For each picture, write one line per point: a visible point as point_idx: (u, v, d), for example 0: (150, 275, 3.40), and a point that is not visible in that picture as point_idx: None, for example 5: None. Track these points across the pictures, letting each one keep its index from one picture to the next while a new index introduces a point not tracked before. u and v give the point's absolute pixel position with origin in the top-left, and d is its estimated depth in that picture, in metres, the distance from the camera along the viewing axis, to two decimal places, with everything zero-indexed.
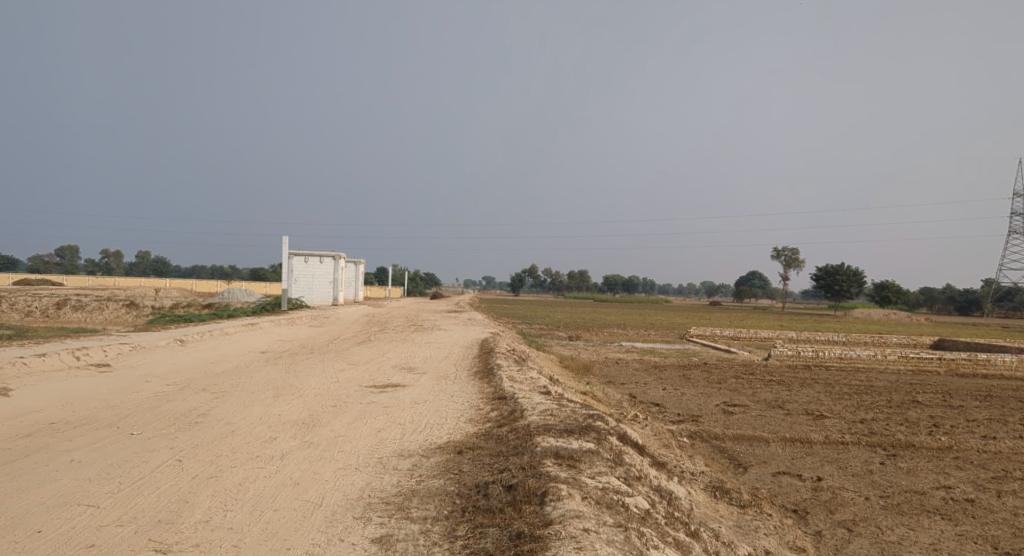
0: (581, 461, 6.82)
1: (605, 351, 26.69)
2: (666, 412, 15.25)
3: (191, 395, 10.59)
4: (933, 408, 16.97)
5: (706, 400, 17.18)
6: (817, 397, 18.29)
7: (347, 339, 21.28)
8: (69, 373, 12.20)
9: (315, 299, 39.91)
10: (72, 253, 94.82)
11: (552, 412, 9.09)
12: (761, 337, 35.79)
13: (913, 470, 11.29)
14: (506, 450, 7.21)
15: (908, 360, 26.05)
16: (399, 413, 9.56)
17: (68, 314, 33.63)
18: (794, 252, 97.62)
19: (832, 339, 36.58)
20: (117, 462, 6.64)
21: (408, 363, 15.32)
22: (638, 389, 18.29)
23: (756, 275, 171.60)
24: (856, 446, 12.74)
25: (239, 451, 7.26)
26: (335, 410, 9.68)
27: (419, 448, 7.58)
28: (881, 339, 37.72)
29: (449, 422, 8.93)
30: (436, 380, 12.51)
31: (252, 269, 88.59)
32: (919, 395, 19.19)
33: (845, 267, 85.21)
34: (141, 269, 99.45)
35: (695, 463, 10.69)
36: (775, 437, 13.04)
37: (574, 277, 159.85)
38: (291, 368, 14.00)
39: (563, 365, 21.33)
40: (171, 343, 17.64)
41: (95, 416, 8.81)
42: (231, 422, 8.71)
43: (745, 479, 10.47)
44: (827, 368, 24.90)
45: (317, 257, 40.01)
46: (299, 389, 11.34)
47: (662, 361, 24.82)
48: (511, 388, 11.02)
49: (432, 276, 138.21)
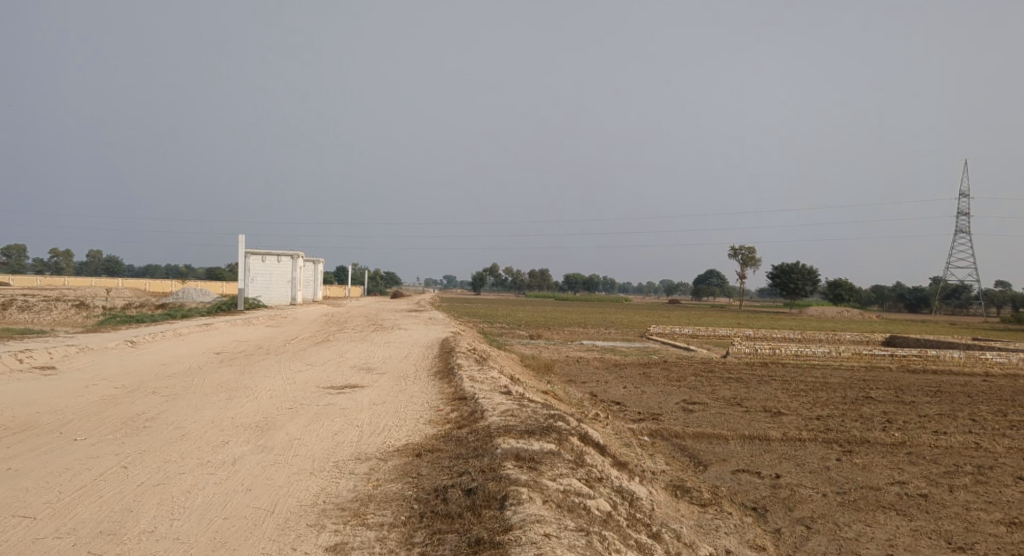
0: (542, 463, 6.72)
1: (566, 350, 26.72)
2: (627, 410, 15.27)
3: (139, 398, 10.25)
4: (886, 404, 17.30)
5: (666, 398, 17.24)
6: (774, 394, 18.49)
7: (304, 339, 20.92)
8: (11, 376, 11.72)
9: (273, 298, 39.26)
10: (19, 251, 91.85)
11: (513, 413, 8.99)
12: (719, 335, 36.10)
13: (869, 466, 11.45)
14: (465, 452, 7.08)
15: (861, 357, 26.57)
16: (357, 415, 9.36)
17: (13, 314, 32.51)
18: (751, 251, 99.15)
19: (788, 336, 37.17)
20: (57, 470, 6.34)
21: (367, 363, 15.09)
22: (599, 388, 18.30)
23: (714, 274, 174.03)
24: (813, 442, 12.90)
25: (189, 456, 7.00)
26: (291, 412, 9.43)
27: (377, 451, 7.41)
28: (836, 337, 38.38)
29: (409, 424, 8.76)
30: (395, 381, 12.32)
31: (208, 269, 86.95)
32: (872, 391, 19.55)
33: (800, 266, 86.87)
34: (92, 269, 96.99)
35: (656, 462, 10.69)
36: (734, 435, 13.13)
37: (535, 275, 160.09)
38: (246, 369, 13.66)
39: (524, 364, 21.28)
40: (121, 344, 17.13)
41: (37, 422, 8.45)
42: (181, 426, 8.42)
43: (706, 477, 10.51)
44: (783, 365, 25.27)
45: (275, 255, 39.32)
46: (254, 391, 11.04)
47: (623, 359, 24.94)
48: (472, 388, 10.88)
49: (393, 276, 137.33)
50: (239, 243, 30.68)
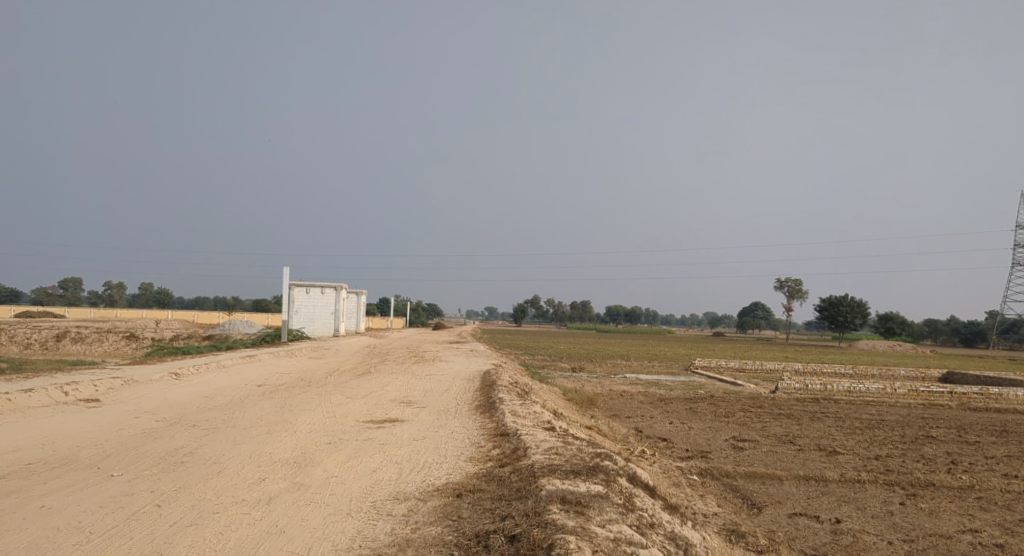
0: (590, 507, 6.33)
1: (609, 383, 26.15)
2: (674, 447, 14.77)
3: (180, 432, 10.16)
4: (949, 444, 16.43)
5: (714, 434, 16.64)
6: (828, 432, 17.72)
7: (346, 371, 20.83)
8: (56, 409, 11.78)
9: (316, 330, 39.51)
10: (75, 284, 94.30)
11: (557, 451, 8.62)
12: (766, 369, 35.11)
13: (936, 511, 10.74)
14: (508, 494, 6.74)
15: (918, 394, 25.49)
16: (396, 450, 9.10)
17: (67, 346, 33.29)
18: (797, 283, 97.09)
19: (840, 371, 35.95)
20: (90, 508, 6.18)
21: (407, 397, 14.86)
22: (644, 423, 17.77)
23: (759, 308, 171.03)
24: (874, 484, 12.19)
25: (224, 495, 6.79)
26: (329, 447, 9.23)
27: (416, 491, 7.11)
28: (889, 372, 37.03)
29: (449, 461, 8.47)
30: (436, 415, 12.05)
31: (254, 302, 88.60)
32: (933, 430, 18.61)
33: (848, 299, 84.63)
34: (144, 301, 99.62)
35: (707, 504, 10.20)
36: (789, 475, 12.51)
37: (577, 307, 159.21)
38: (287, 402, 13.53)
39: (567, 398, 20.82)
40: (166, 376, 17.22)
41: (76, 456, 8.37)
42: (219, 462, 8.27)
43: (761, 521, 9.96)
44: (836, 401, 24.35)
45: (319, 287, 39.64)
46: (294, 425, 10.86)
47: (668, 393, 24.26)
48: (514, 423, 10.55)
49: (435, 308, 138.32)
50: (285, 275, 30.98)
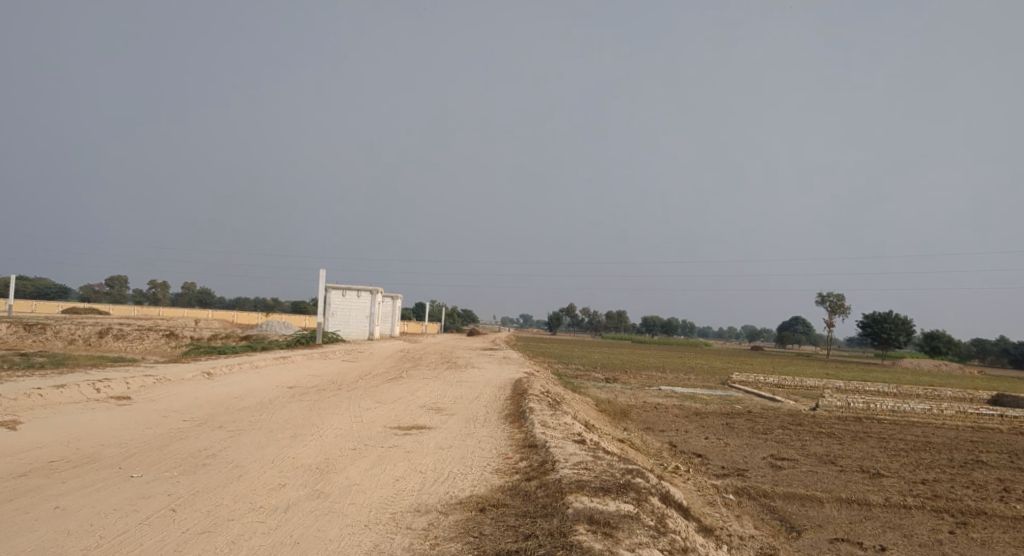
0: (619, 528, 5.99)
1: (643, 395, 25.63)
2: (709, 463, 14.29)
3: (206, 432, 10.06)
4: (1000, 471, 15.63)
5: (751, 452, 16.11)
6: (871, 453, 17.04)
7: (378, 375, 20.67)
8: (86, 405, 11.79)
9: (351, 333, 39.59)
10: (121, 282, 96.23)
11: (587, 466, 8.28)
12: (807, 385, 34.14)
13: (989, 542, 10.13)
14: (532, 510, 6.45)
15: (966, 417, 24.47)
16: (421, 459, 8.86)
17: (109, 343, 33.89)
18: (840, 298, 94.79)
19: (883, 390, 34.82)
20: (103, 511, 6.04)
21: (436, 403, 14.63)
22: (679, 438, 17.32)
23: (799, 322, 167.71)
24: (920, 511, 11.59)
25: (241, 500, 6.61)
26: (353, 454, 9.01)
27: (438, 503, 6.85)
28: (935, 393, 35.72)
29: (474, 472, 8.19)
30: (464, 423, 11.80)
31: (293, 303, 89.42)
32: (982, 454, 17.77)
33: (892, 315, 82.33)
34: (186, 300, 101.21)
35: (744, 525, 9.76)
36: (830, 497, 11.97)
37: (613, 317, 157.95)
38: (316, 405, 13.37)
39: (600, 408, 20.40)
40: (199, 375, 17.25)
41: (99, 455, 8.28)
42: (240, 465, 8.11)
43: (801, 546, 9.48)
44: (879, 421, 23.50)
45: (355, 290, 39.71)
46: (320, 429, 10.70)
47: (704, 407, 23.66)
48: (544, 435, 10.24)
49: (470, 314, 138.35)
50: (322, 278, 31.07)
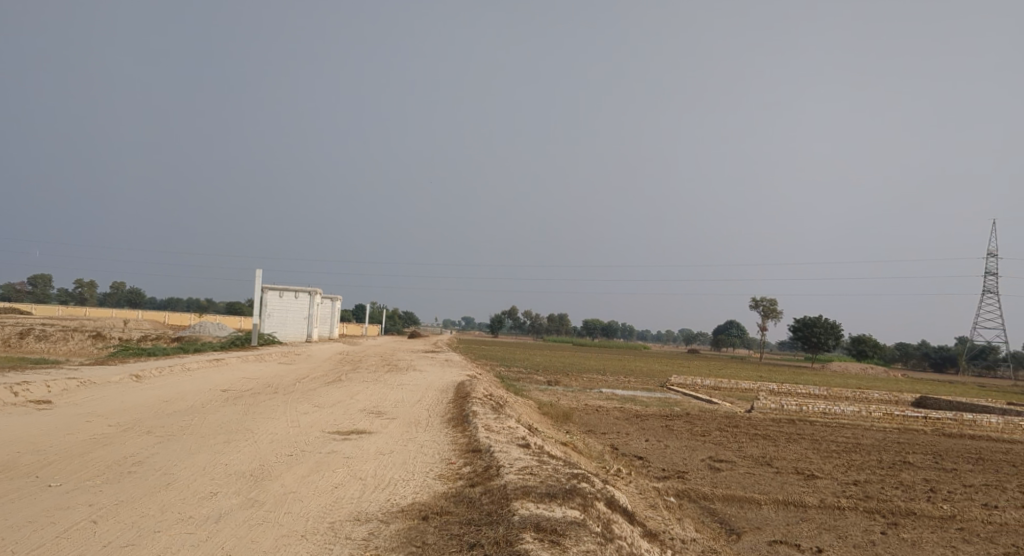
0: (566, 536, 5.88)
1: (585, 397, 25.71)
2: (650, 466, 14.38)
3: (132, 438, 9.59)
4: (926, 471, 16.19)
5: (690, 454, 16.31)
6: (805, 454, 17.43)
7: (316, 378, 20.18)
8: (3, 410, 11.12)
9: (289, 334, 38.73)
10: (45, 280, 92.11)
11: (532, 471, 8.16)
12: (742, 388, 34.88)
13: (919, 543, 10.40)
14: (477, 518, 6.29)
15: (893, 418, 25.29)
16: (361, 466, 8.59)
17: (30, 343, 32.28)
18: (773, 303, 97.38)
19: (814, 392, 35.82)
20: (17, 523, 5.63)
21: (377, 407, 14.32)
22: (620, 440, 17.42)
23: (734, 326, 171.81)
24: (854, 511, 11.85)
25: (169, 510, 6.26)
26: (289, 460, 8.69)
27: (379, 511, 6.62)
28: (863, 395, 36.95)
29: (416, 479, 7.98)
30: (405, 427, 11.56)
31: (228, 304, 87.08)
32: (909, 455, 18.40)
33: (822, 320, 84.95)
34: (115, 300, 97.47)
35: (685, 528, 9.80)
36: (767, 499, 12.14)
37: (554, 319, 158.96)
38: (251, 409, 12.94)
39: (542, 411, 20.36)
40: (126, 378, 16.49)
41: (14, 463, 7.77)
42: (169, 473, 7.72)
43: (741, 549, 9.56)
44: (811, 423, 24.12)
45: (293, 291, 38.86)
46: (255, 434, 10.31)
47: (644, 410, 23.86)
48: (487, 439, 10.08)
49: (411, 316, 137.23)
50: (259, 278, 30.23)
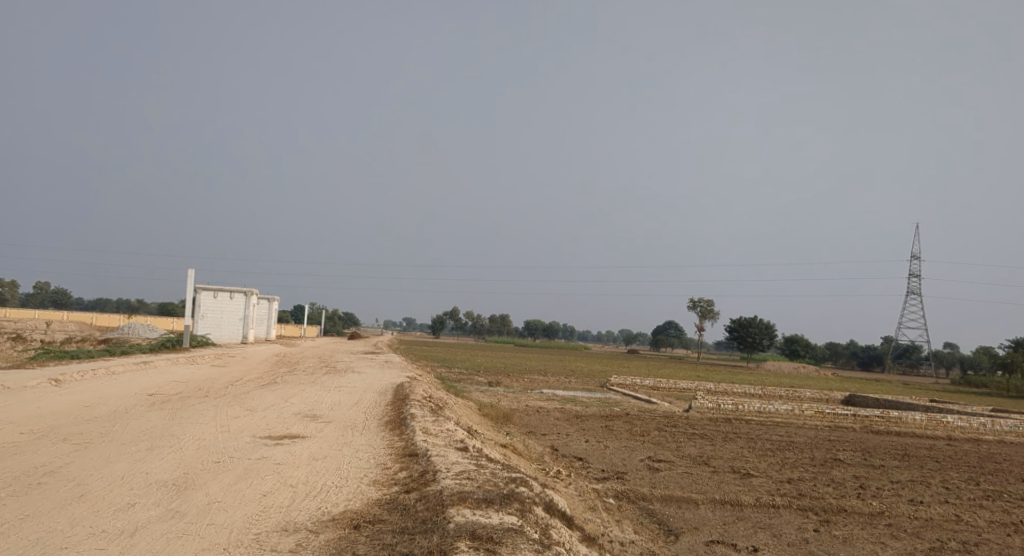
0: (502, 543, 5.72)
1: (526, 398, 25.62)
2: (590, 467, 14.37)
3: (45, 447, 9.03)
4: (856, 468, 16.61)
5: (630, 454, 16.40)
6: (741, 453, 17.71)
7: (250, 380, 19.56)
8: None
9: (223, 336, 37.61)
10: None
11: (469, 475, 7.99)
12: (680, 387, 35.43)
13: (850, 539, 10.61)
14: (411, 526, 6.07)
15: (824, 416, 25.98)
16: (292, 472, 8.28)
17: None
18: (710, 304, 99.37)
19: (750, 391, 36.60)
20: None
21: (312, 410, 13.90)
22: (561, 441, 17.38)
23: (673, 326, 174.85)
24: (787, 509, 12.05)
25: (79, 524, 5.86)
26: (216, 467, 8.31)
27: (308, 520, 6.35)
28: (795, 393, 37.91)
29: (350, 485, 7.72)
30: (341, 431, 11.24)
31: (160, 305, 84.25)
32: (839, 452, 18.88)
33: (757, 320, 87.00)
34: (39, 301, 93.16)
35: (624, 530, 9.77)
36: (705, 499, 12.23)
37: (496, 320, 159.00)
38: (178, 414, 12.41)
39: (483, 413, 20.18)
40: (45, 383, 15.64)
41: None
42: (84, 483, 7.27)
43: (679, 549, 9.59)
44: (747, 421, 24.59)
45: (228, 292, 37.74)
46: (180, 441, 9.85)
47: (584, 410, 23.93)
48: (425, 443, 9.85)
49: (351, 318, 135.24)
50: (191, 279, 29.21)
